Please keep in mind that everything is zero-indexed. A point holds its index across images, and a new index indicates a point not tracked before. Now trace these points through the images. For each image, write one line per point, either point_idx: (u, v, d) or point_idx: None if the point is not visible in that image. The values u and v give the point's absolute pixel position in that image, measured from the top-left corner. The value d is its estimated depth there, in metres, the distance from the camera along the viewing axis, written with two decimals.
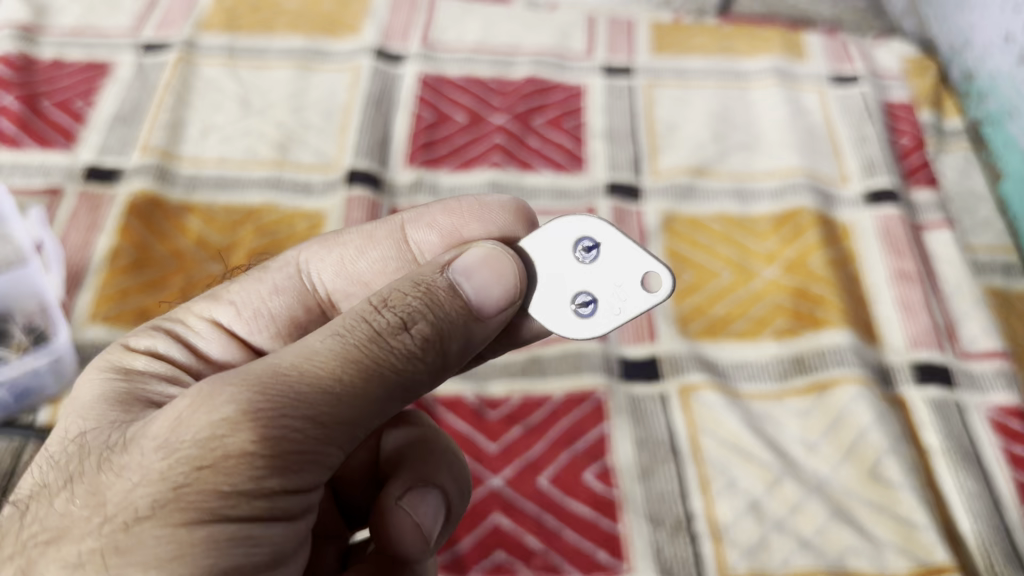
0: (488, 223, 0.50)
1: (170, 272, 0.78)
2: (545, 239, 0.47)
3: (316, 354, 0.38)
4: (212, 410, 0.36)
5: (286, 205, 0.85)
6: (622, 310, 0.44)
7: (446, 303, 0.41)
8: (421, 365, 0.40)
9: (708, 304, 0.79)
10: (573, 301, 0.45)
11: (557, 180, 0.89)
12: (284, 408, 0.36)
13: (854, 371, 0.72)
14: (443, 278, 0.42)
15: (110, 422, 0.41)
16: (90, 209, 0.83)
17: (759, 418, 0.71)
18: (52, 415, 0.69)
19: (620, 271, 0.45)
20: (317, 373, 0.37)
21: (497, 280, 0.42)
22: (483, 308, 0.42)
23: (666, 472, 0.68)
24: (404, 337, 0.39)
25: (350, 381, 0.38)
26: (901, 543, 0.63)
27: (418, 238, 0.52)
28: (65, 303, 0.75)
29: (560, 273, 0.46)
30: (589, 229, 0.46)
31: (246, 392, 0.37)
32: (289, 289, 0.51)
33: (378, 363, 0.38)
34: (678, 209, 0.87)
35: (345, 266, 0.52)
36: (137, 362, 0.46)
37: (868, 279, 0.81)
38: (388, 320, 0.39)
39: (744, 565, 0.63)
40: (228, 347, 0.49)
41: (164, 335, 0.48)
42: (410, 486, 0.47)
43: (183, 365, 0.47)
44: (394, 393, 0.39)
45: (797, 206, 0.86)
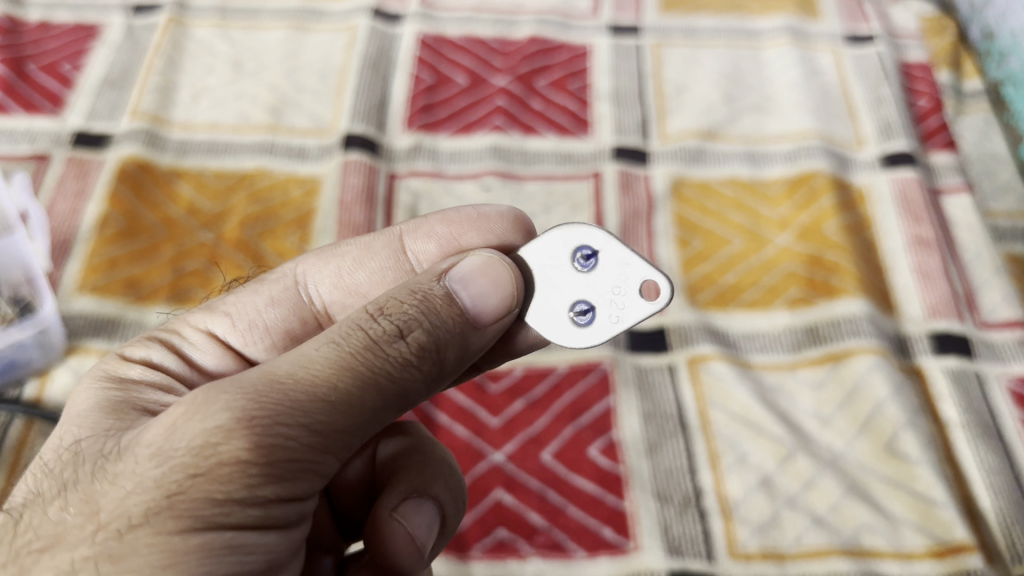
0: (486, 232, 0.47)
1: (161, 240, 0.76)
2: (540, 248, 0.44)
3: (312, 361, 0.35)
4: (207, 418, 0.34)
5: (280, 170, 0.82)
6: (621, 318, 0.42)
7: (442, 311, 0.38)
8: (419, 375, 0.37)
9: (718, 272, 0.76)
10: (570, 310, 0.43)
11: (561, 144, 0.86)
12: (279, 415, 0.34)
13: (870, 341, 0.69)
14: (439, 286, 0.39)
15: (106, 430, 0.38)
16: (78, 175, 0.80)
17: (771, 390, 0.68)
18: (40, 389, 0.66)
19: (619, 278, 0.43)
20: (314, 381, 0.35)
21: (493, 288, 0.39)
22: (479, 317, 0.39)
23: (674, 447, 0.65)
24: (400, 345, 0.37)
25: (345, 389, 0.35)
26: (918, 521, 0.61)
27: (416, 247, 0.49)
28: (52, 274, 0.73)
29: (558, 282, 0.44)
30: (588, 237, 0.44)
31: (241, 399, 0.34)
32: (286, 299, 0.48)
33: (374, 371, 0.36)
34: (687, 173, 0.84)
35: (341, 278, 0.49)
36: (132, 371, 0.43)
37: (884, 245, 0.78)
38: (384, 326, 0.37)
39: (755, 542, 0.60)
40: (223, 359, 0.46)
41: (160, 345, 0.45)
42: (405, 497, 0.44)
43: (178, 376, 0.44)
44: (389, 402, 0.37)
45: (812, 170, 0.83)
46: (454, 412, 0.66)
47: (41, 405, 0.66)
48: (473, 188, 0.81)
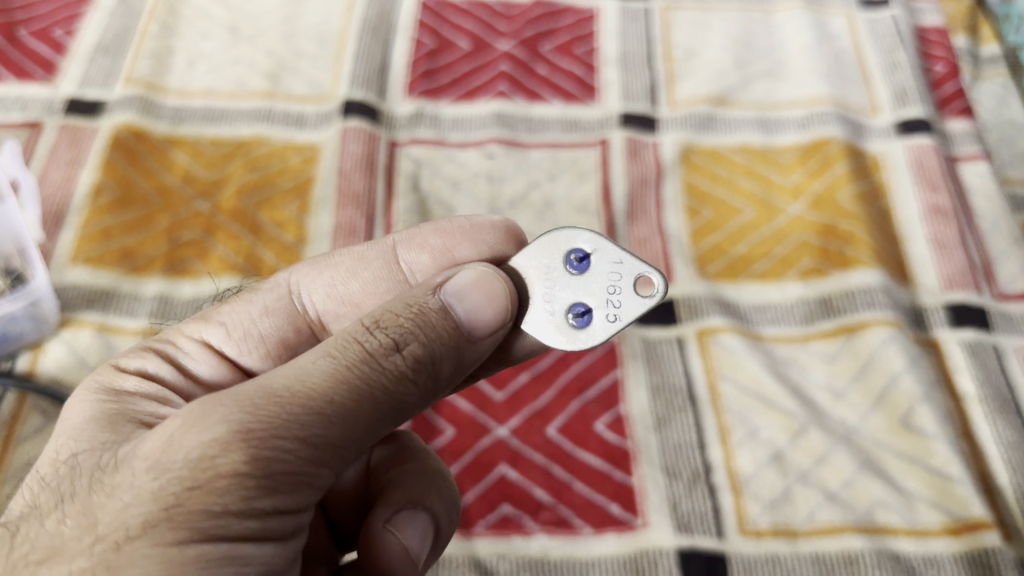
0: (478, 242, 0.46)
1: (156, 210, 0.73)
2: (531, 255, 0.43)
3: (308, 373, 0.34)
4: (204, 430, 0.33)
5: (277, 138, 0.80)
6: (619, 317, 0.41)
7: (439, 325, 0.37)
8: (414, 388, 0.36)
9: (728, 243, 0.74)
10: (566, 312, 0.41)
11: (567, 111, 0.83)
12: (275, 427, 0.33)
13: (885, 313, 0.67)
14: (434, 299, 0.38)
15: (102, 444, 0.36)
16: (70, 143, 0.78)
17: (783, 362, 0.67)
18: (32, 362, 0.65)
19: (613, 278, 0.41)
20: (310, 393, 0.34)
21: (486, 301, 0.38)
22: (473, 330, 0.38)
23: (683, 421, 0.63)
24: (395, 359, 0.35)
25: (341, 401, 0.34)
26: (933, 497, 0.59)
27: (410, 258, 0.47)
28: (44, 245, 0.71)
29: (552, 287, 0.42)
30: (577, 240, 0.43)
31: (238, 412, 0.33)
32: (280, 306, 0.46)
33: (369, 384, 0.34)
34: (697, 140, 0.81)
35: (335, 288, 0.48)
36: (126, 382, 0.41)
37: (899, 214, 0.76)
38: (379, 338, 0.35)
39: (766, 519, 0.59)
40: (218, 368, 0.44)
41: (155, 356, 0.43)
42: (399, 508, 0.43)
43: (173, 386, 0.43)
44: (385, 415, 0.35)
45: (826, 137, 0.80)
46: None
47: (34, 378, 0.64)
48: (476, 156, 0.79)
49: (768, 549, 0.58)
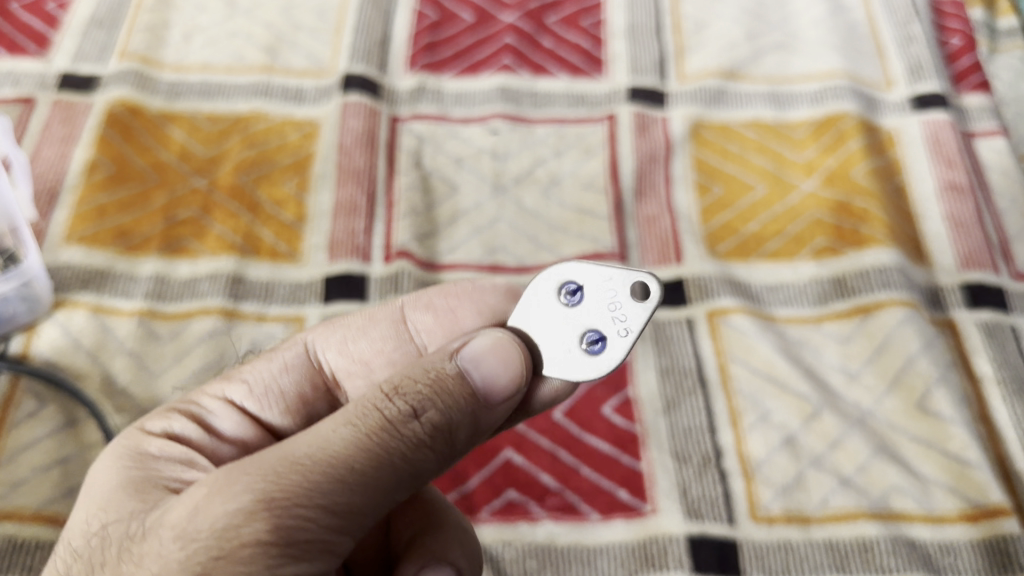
0: (481, 304, 0.45)
1: (152, 187, 0.72)
2: (528, 308, 0.41)
3: (328, 441, 0.34)
4: (228, 499, 0.33)
5: (276, 113, 0.78)
6: (630, 328, 0.39)
7: (457, 392, 0.36)
8: (432, 455, 0.36)
9: (739, 221, 0.72)
10: (579, 343, 0.40)
11: (573, 85, 0.81)
12: (296, 496, 0.33)
13: (901, 294, 0.66)
14: (452, 364, 0.36)
15: (131, 513, 0.37)
16: (64, 119, 0.76)
17: (795, 343, 0.65)
18: (26, 344, 0.63)
19: (609, 295, 0.40)
20: (331, 462, 0.33)
21: (502, 366, 0.36)
22: (490, 397, 0.36)
23: (692, 404, 0.62)
24: (414, 425, 0.35)
25: (361, 470, 0.33)
26: (950, 482, 0.57)
27: (416, 318, 0.46)
28: (37, 224, 0.69)
29: (558, 327, 0.40)
30: (563, 274, 0.41)
31: (260, 481, 0.33)
32: (296, 361, 0.45)
33: (388, 452, 0.34)
34: (707, 115, 0.79)
35: (346, 346, 0.46)
36: (152, 445, 0.41)
37: (914, 190, 0.74)
38: (398, 404, 0.35)
39: (778, 505, 0.57)
40: (240, 424, 0.43)
41: (181, 416, 0.43)
42: (423, 567, 0.42)
43: (198, 445, 0.42)
44: (404, 482, 0.35)
45: (840, 113, 0.78)
46: None
47: (27, 360, 0.62)
48: (479, 132, 0.77)
49: (780, 535, 0.56)
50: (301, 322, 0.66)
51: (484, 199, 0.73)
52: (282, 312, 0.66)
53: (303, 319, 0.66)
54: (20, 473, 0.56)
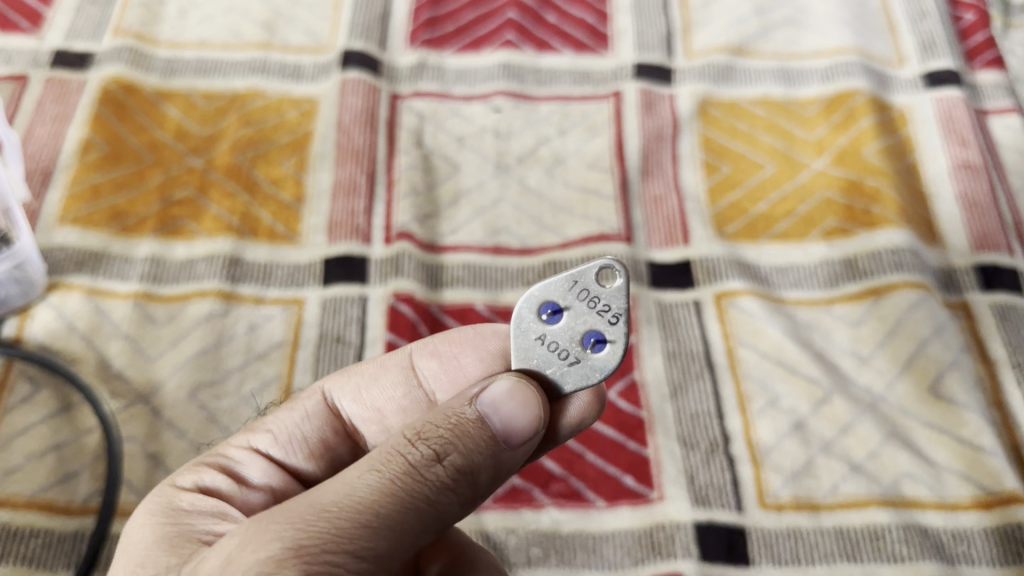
0: (482, 351, 0.44)
1: (148, 166, 0.70)
2: (522, 347, 0.39)
3: (353, 488, 0.32)
4: (258, 548, 0.31)
5: (274, 91, 0.76)
6: (616, 312, 0.38)
7: (479, 436, 0.34)
8: (455, 498, 0.34)
9: (748, 201, 0.70)
10: (580, 348, 0.38)
11: (578, 61, 0.79)
12: (325, 542, 0.31)
13: (913, 276, 0.64)
14: (472, 408, 0.35)
15: (166, 569, 0.35)
16: (57, 97, 0.74)
17: (805, 327, 0.63)
18: (19, 328, 0.61)
19: (583, 295, 0.38)
20: (358, 507, 0.32)
21: (521, 408, 0.35)
22: (510, 439, 0.35)
23: (700, 389, 0.60)
24: (437, 469, 0.33)
25: (387, 514, 0.32)
26: (963, 469, 0.56)
27: (425, 367, 0.45)
28: (30, 205, 0.67)
29: (557, 347, 0.39)
30: (532, 302, 0.39)
31: (289, 529, 0.31)
32: (315, 408, 0.44)
33: (412, 497, 0.32)
34: (715, 92, 0.77)
35: (360, 393, 0.46)
36: (183, 499, 0.39)
37: (927, 169, 0.72)
38: (421, 448, 0.33)
39: (787, 492, 0.56)
40: (268, 471, 0.42)
41: (210, 468, 0.41)
42: None
43: (229, 496, 0.40)
44: (428, 527, 0.33)
45: (851, 90, 0.76)
46: None
47: (21, 344, 0.61)
48: (482, 110, 0.75)
49: (789, 523, 0.55)
50: (301, 304, 0.64)
51: (486, 178, 0.71)
52: (281, 295, 0.64)
53: (303, 302, 0.64)
54: (14, 460, 0.55)
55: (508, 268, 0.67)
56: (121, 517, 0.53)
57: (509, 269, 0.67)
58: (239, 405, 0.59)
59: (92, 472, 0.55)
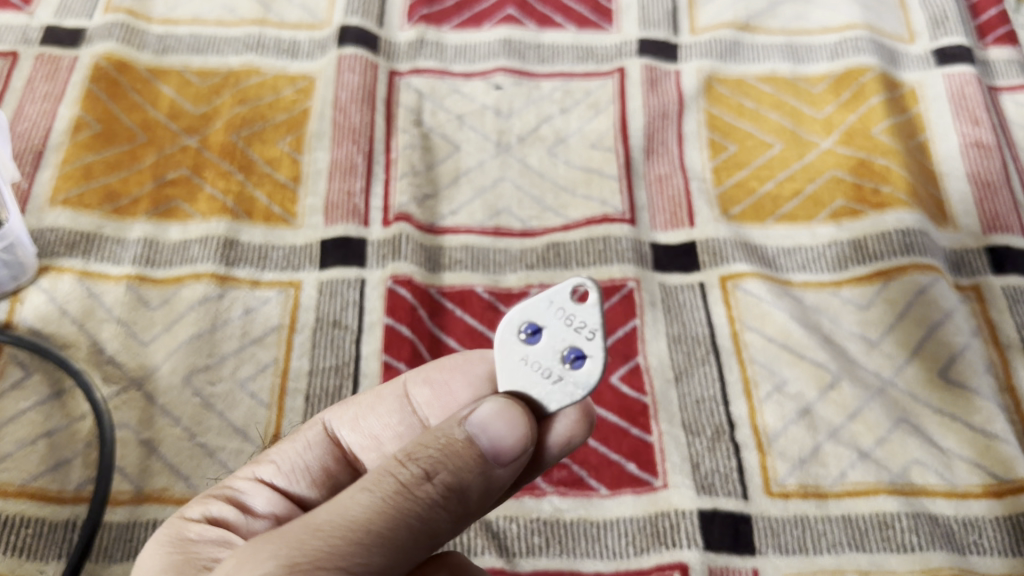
0: (471, 377, 0.43)
1: (140, 146, 0.68)
2: (507, 370, 0.38)
3: (346, 507, 0.31)
4: (254, 565, 0.29)
5: (269, 68, 0.75)
6: (592, 328, 0.36)
7: (469, 455, 0.33)
8: (447, 516, 0.33)
9: (754, 180, 0.69)
10: (561, 365, 0.37)
11: (580, 37, 0.77)
12: (319, 559, 0.30)
13: (923, 259, 0.63)
14: (459, 429, 0.34)
15: None
16: (48, 73, 0.72)
17: (812, 310, 0.62)
18: (10, 311, 0.60)
19: (559, 313, 0.37)
20: (350, 524, 0.31)
21: (509, 427, 0.34)
22: (499, 457, 0.34)
23: (705, 373, 0.59)
24: (427, 487, 0.32)
25: (379, 532, 0.31)
26: (974, 457, 0.55)
27: (418, 395, 0.45)
28: (21, 185, 0.66)
29: (539, 367, 0.37)
30: (511, 325, 0.37)
31: (284, 547, 0.30)
32: (317, 437, 0.43)
33: (403, 514, 0.31)
34: (721, 69, 0.75)
35: (358, 422, 0.44)
36: (190, 530, 0.37)
37: (938, 148, 0.71)
38: (411, 467, 0.32)
39: (794, 479, 0.55)
40: (274, 498, 0.40)
41: (217, 500, 0.39)
42: None
43: (235, 524, 0.38)
44: (419, 544, 0.32)
45: (861, 67, 0.75)
46: (462, 335, 0.61)
47: (11, 328, 0.59)
48: (482, 87, 0.74)
49: (796, 511, 0.53)
50: (297, 287, 0.63)
51: (487, 158, 0.70)
52: (277, 278, 0.63)
53: (299, 284, 0.63)
54: (5, 447, 0.54)
55: (509, 250, 0.65)
56: (114, 505, 0.52)
57: (510, 251, 0.65)
58: (235, 391, 0.57)
59: (84, 459, 0.54)
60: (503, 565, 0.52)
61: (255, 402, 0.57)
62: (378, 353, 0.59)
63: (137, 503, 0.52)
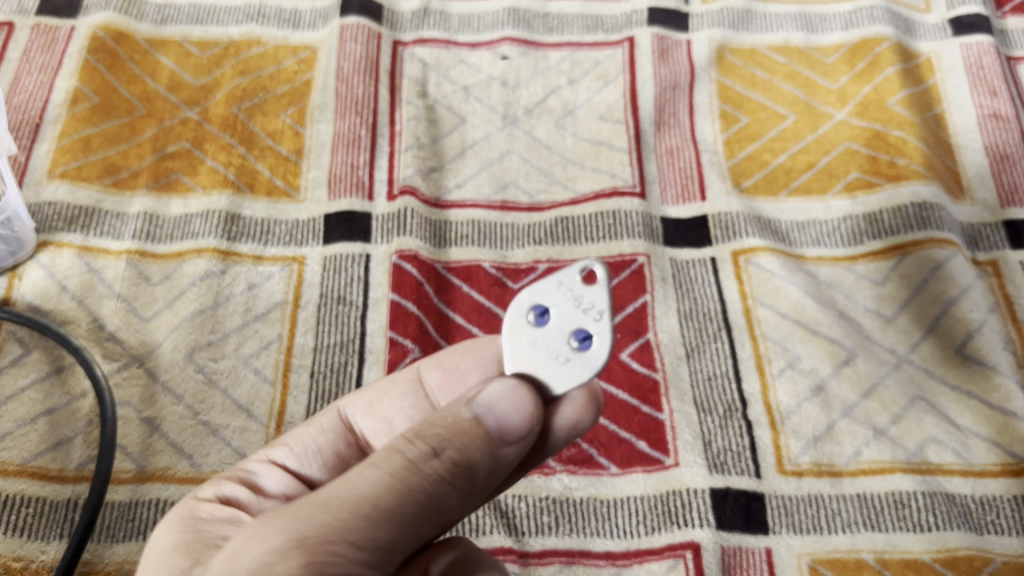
0: (480, 360, 0.43)
1: (140, 118, 0.67)
2: (512, 353, 0.36)
3: (353, 482, 0.30)
4: (263, 539, 0.29)
5: (270, 39, 0.73)
6: (600, 308, 0.35)
7: (476, 434, 0.32)
8: (454, 493, 0.32)
9: (767, 153, 0.67)
10: (568, 346, 0.36)
11: (589, 7, 0.76)
12: (328, 533, 0.29)
13: (939, 234, 0.61)
14: (466, 409, 0.33)
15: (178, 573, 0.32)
16: (45, 44, 0.71)
17: (827, 285, 0.61)
18: (9, 287, 0.59)
19: (567, 294, 0.36)
20: (357, 499, 0.30)
21: (515, 406, 0.33)
22: (506, 437, 0.33)
23: (716, 350, 0.58)
24: (435, 464, 0.31)
25: (387, 507, 0.30)
26: (991, 436, 0.54)
27: (432, 379, 0.44)
28: (19, 158, 0.64)
29: (546, 350, 0.36)
30: (519, 307, 0.36)
31: (293, 521, 0.29)
32: (331, 423, 0.42)
33: (411, 490, 0.30)
34: (732, 38, 0.74)
35: (372, 407, 0.43)
36: (202, 509, 0.36)
37: (954, 120, 0.69)
38: (418, 444, 0.31)
39: (807, 457, 0.54)
40: (287, 481, 0.40)
41: (230, 482, 0.39)
42: None
43: (248, 504, 0.38)
44: (427, 520, 0.31)
45: (876, 36, 0.73)
46: (469, 311, 0.60)
47: (10, 304, 0.58)
48: (488, 58, 0.72)
49: (810, 490, 0.53)
50: (301, 262, 0.62)
51: (494, 130, 0.68)
52: (280, 253, 0.62)
53: (303, 259, 0.62)
54: (5, 425, 0.53)
55: (517, 225, 0.64)
56: (116, 484, 0.51)
57: (518, 226, 0.64)
58: (239, 367, 0.56)
59: (86, 437, 0.53)
60: (512, 545, 0.51)
61: (259, 378, 0.56)
62: (384, 329, 0.58)
63: (140, 481, 0.52)
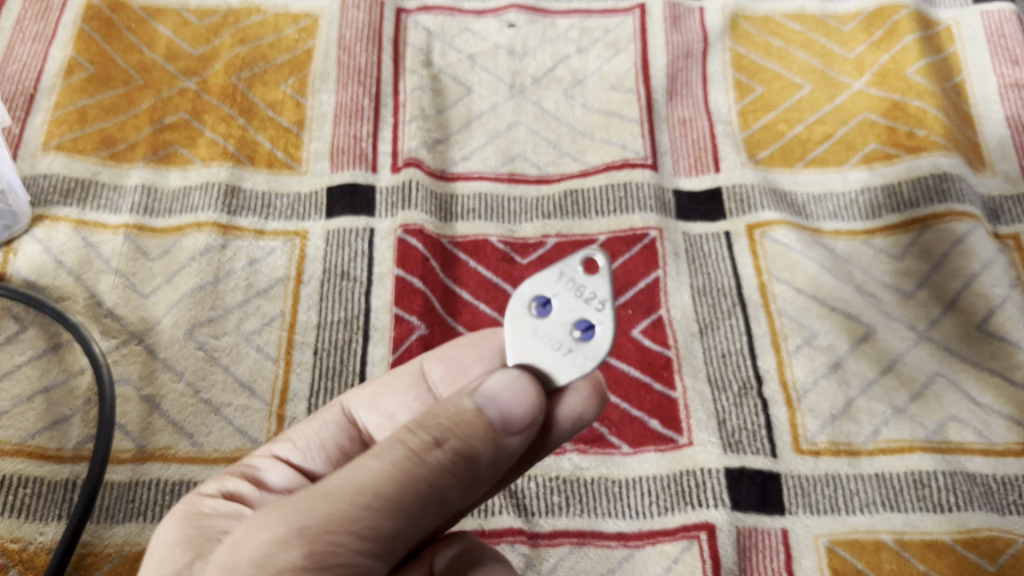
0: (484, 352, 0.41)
1: (137, 88, 0.65)
2: (514, 346, 0.35)
3: (353, 473, 0.29)
4: (264, 529, 0.28)
5: (270, 6, 0.71)
6: (601, 298, 0.33)
7: (480, 425, 0.30)
8: (457, 483, 0.30)
9: (781, 124, 0.65)
10: (570, 336, 0.34)
11: None
12: (328, 523, 0.28)
13: (960, 207, 0.60)
14: (469, 399, 0.31)
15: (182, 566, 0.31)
16: (38, 11, 0.69)
17: (844, 260, 0.59)
18: (3, 262, 0.57)
19: (568, 284, 0.34)
20: (357, 488, 0.28)
21: (519, 397, 0.31)
22: (510, 428, 0.31)
23: (731, 327, 0.56)
24: (437, 454, 0.29)
25: (388, 496, 0.28)
26: (1013, 414, 0.52)
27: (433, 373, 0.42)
28: (13, 129, 0.62)
29: (548, 341, 0.34)
30: (520, 298, 0.35)
31: (294, 510, 0.28)
32: (334, 416, 0.41)
33: (412, 481, 0.29)
34: (746, 5, 0.71)
35: (375, 401, 0.41)
36: (205, 504, 0.35)
37: (974, 89, 0.67)
38: (420, 434, 0.30)
39: (824, 437, 0.52)
40: (291, 476, 0.38)
41: (232, 477, 0.38)
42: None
43: (252, 500, 0.37)
44: (430, 511, 0.30)
45: (894, 4, 0.71)
46: (477, 287, 0.58)
47: (5, 280, 0.57)
48: (494, 25, 0.70)
49: (828, 470, 0.51)
50: (303, 237, 0.60)
51: (501, 101, 0.66)
52: (282, 228, 0.60)
53: (305, 234, 0.60)
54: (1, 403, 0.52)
55: (525, 199, 0.62)
56: (115, 464, 0.50)
57: (526, 201, 0.62)
58: (241, 345, 0.55)
59: (84, 416, 0.52)
60: (522, 525, 0.50)
61: (261, 356, 0.55)
62: (389, 306, 0.57)
63: (140, 461, 0.50)
